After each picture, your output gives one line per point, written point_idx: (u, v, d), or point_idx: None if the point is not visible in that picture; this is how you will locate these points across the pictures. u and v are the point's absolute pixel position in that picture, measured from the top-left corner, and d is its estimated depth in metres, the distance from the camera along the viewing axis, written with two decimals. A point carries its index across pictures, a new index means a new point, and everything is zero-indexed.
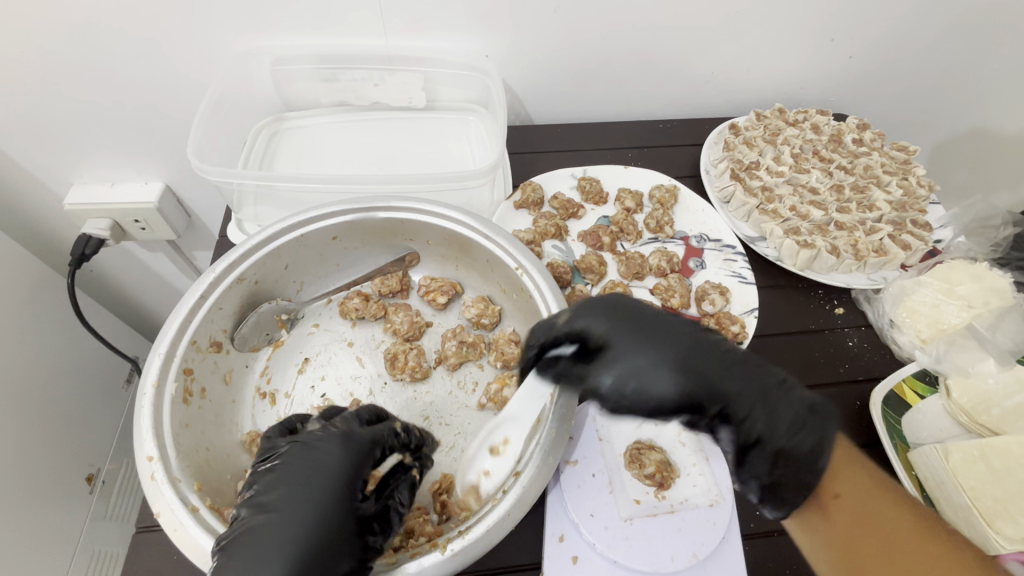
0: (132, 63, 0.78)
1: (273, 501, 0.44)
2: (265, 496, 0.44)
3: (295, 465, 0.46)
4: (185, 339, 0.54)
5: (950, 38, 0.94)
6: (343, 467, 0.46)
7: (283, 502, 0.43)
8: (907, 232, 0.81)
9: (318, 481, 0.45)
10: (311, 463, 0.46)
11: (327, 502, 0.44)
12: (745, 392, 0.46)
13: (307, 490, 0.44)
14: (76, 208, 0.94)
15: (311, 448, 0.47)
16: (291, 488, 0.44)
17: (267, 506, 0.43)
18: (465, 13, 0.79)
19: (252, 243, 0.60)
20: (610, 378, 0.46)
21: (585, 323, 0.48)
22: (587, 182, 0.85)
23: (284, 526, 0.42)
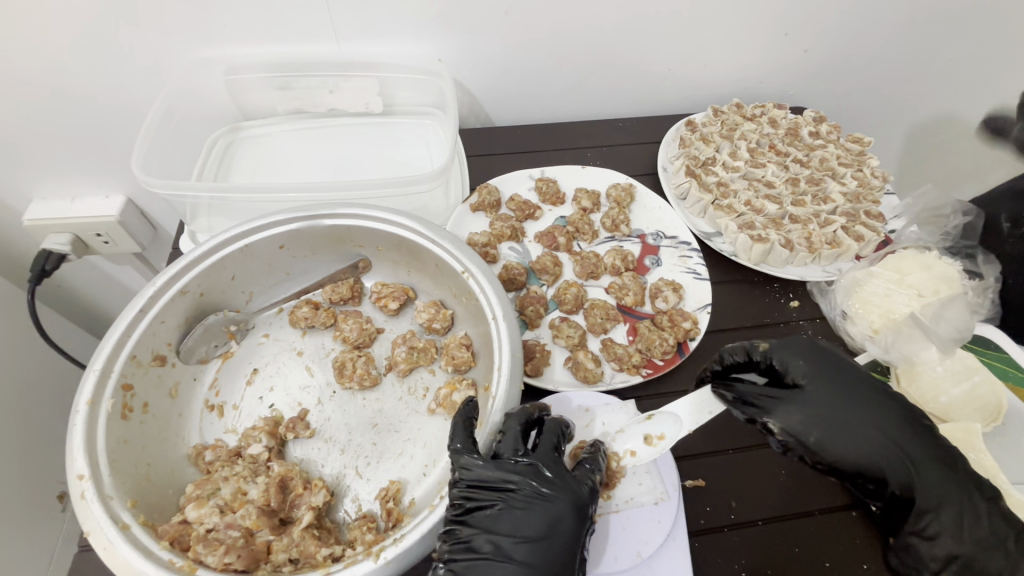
0: (81, 76, 0.77)
1: (516, 544, 0.47)
2: (498, 538, 0.47)
3: (523, 513, 0.48)
4: (124, 354, 0.54)
5: (904, 29, 0.94)
6: (574, 507, 0.49)
7: (525, 532, 0.47)
8: (860, 223, 0.81)
9: (551, 524, 0.47)
10: (540, 508, 0.48)
11: (561, 531, 0.47)
12: (922, 464, 0.51)
13: (549, 534, 0.47)
14: (36, 224, 0.94)
15: (532, 493, 0.49)
16: (522, 528, 0.47)
17: (501, 547, 0.47)
18: (415, 18, 0.79)
19: (194, 255, 0.59)
20: (797, 419, 0.51)
21: (787, 363, 0.55)
22: (544, 183, 0.85)
23: (533, 554, 0.46)
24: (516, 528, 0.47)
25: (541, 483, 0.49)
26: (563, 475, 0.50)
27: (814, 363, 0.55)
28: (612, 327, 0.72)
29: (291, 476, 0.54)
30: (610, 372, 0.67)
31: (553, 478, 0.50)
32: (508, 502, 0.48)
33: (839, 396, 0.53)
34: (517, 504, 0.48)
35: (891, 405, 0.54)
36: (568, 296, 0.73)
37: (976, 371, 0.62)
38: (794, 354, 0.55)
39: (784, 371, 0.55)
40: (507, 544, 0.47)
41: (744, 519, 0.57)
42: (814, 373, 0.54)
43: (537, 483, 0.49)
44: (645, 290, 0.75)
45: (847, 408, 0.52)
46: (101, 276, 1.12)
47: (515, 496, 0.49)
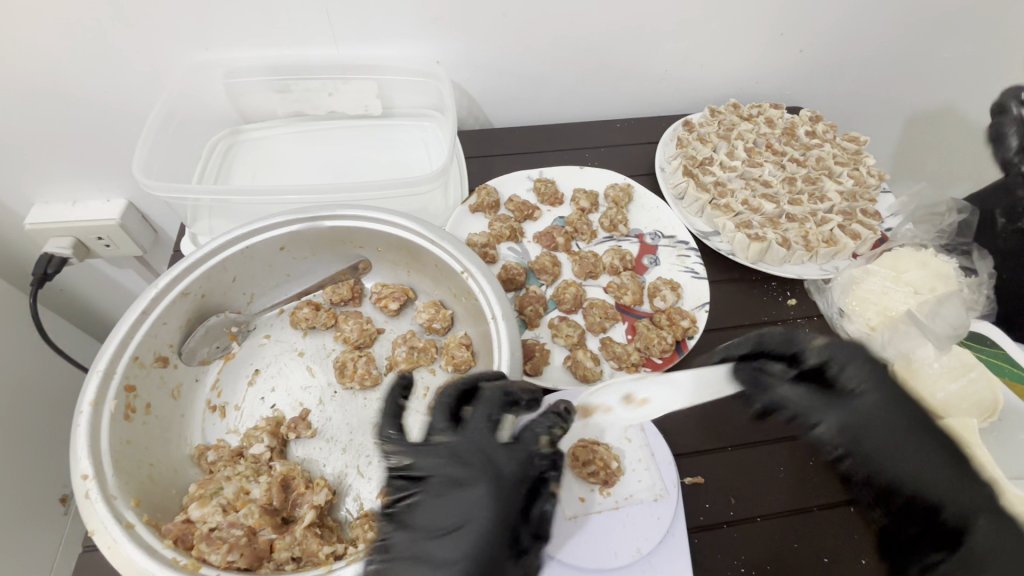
0: (81, 80, 0.77)
1: (423, 534, 0.46)
2: (437, 525, 0.46)
3: (439, 499, 0.47)
4: (126, 355, 0.54)
5: (900, 29, 0.95)
6: (494, 489, 0.47)
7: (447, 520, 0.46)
8: (857, 222, 0.82)
9: (470, 510, 0.46)
10: (460, 493, 0.47)
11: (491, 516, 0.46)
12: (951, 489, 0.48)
13: (467, 518, 0.46)
14: (37, 228, 0.94)
15: (450, 479, 0.48)
16: (437, 510, 0.46)
17: (417, 536, 0.45)
18: (414, 21, 0.80)
19: (195, 257, 0.60)
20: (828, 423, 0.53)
21: (839, 364, 0.54)
22: (543, 184, 0.85)
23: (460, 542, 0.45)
24: (433, 517, 0.46)
25: (464, 467, 0.48)
26: (493, 457, 0.49)
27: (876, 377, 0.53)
28: (611, 326, 0.72)
29: (294, 475, 0.54)
30: (609, 371, 0.67)
31: (478, 459, 0.49)
32: (431, 484, 0.48)
33: (892, 410, 0.51)
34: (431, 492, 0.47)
35: (938, 433, 0.51)
36: (567, 295, 0.73)
37: (971, 368, 0.62)
38: (855, 361, 0.53)
39: (835, 377, 0.54)
40: (422, 530, 0.46)
41: (743, 515, 0.57)
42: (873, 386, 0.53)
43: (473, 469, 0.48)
44: (644, 289, 0.76)
45: (901, 429, 0.51)
46: (103, 279, 1.12)
47: (429, 484, 0.48)
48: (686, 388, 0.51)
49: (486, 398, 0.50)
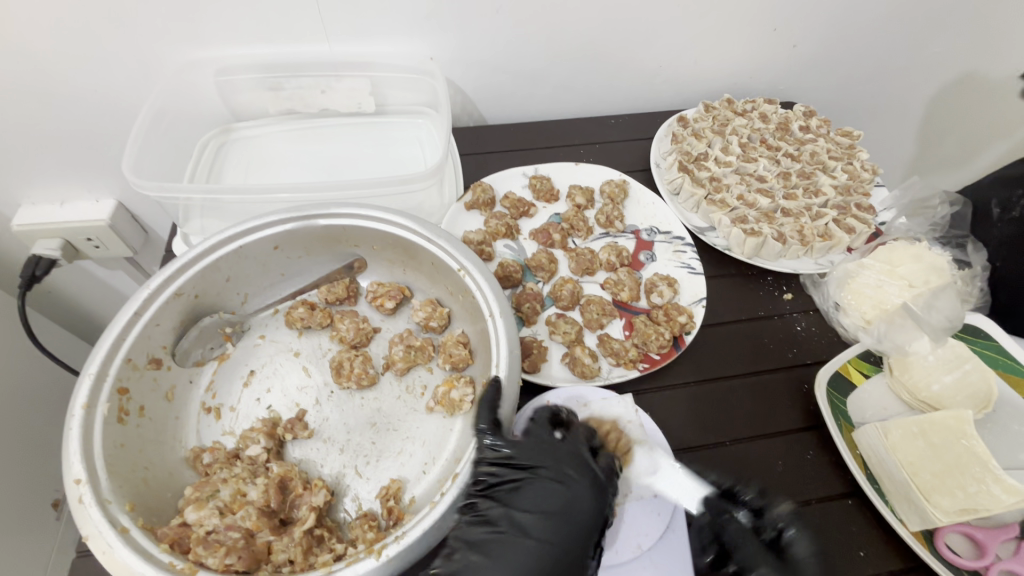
0: (68, 80, 0.76)
1: (535, 520, 0.49)
2: (517, 514, 0.49)
3: (552, 488, 0.51)
4: (119, 357, 0.53)
5: (892, 24, 0.95)
6: (595, 493, 0.50)
7: (541, 504, 0.50)
8: (851, 216, 0.83)
9: (570, 515, 0.49)
10: (562, 491, 0.50)
11: (568, 525, 0.49)
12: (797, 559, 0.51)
13: (569, 517, 0.49)
14: (25, 229, 0.92)
15: (551, 482, 0.51)
16: (536, 522, 0.49)
17: (519, 521, 0.49)
18: (406, 16, 0.79)
19: (188, 258, 0.59)
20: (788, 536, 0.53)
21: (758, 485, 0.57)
22: (538, 180, 0.85)
23: (558, 524, 0.49)
24: (534, 500, 0.50)
25: (562, 466, 0.52)
26: (583, 463, 0.52)
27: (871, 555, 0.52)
28: (608, 322, 0.72)
29: (291, 476, 0.54)
30: (607, 367, 0.67)
31: (570, 466, 0.52)
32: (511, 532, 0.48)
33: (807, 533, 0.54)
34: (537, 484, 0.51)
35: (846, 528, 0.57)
36: (564, 292, 0.73)
37: (966, 360, 0.63)
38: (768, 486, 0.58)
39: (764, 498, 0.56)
40: (526, 509, 0.50)
41: None
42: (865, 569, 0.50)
43: (548, 464, 0.52)
44: (640, 285, 0.76)
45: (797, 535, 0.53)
46: (92, 280, 1.10)
47: (537, 473, 0.52)
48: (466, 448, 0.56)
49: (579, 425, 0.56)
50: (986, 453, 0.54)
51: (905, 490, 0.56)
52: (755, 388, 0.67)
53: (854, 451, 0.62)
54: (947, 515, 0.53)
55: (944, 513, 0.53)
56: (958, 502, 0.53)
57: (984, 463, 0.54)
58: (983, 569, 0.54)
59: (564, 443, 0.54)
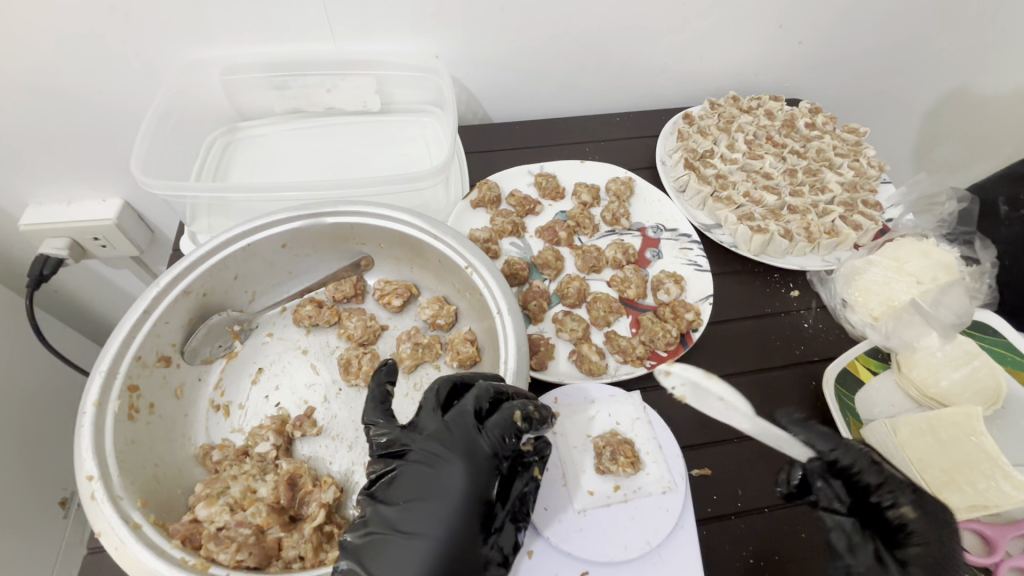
0: (75, 79, 0.76)
1: (404, 511, 0.45)
2: (390, 510, 0.45)
3: (425, 472, 0.47)
4: (129, 355, 0.54)
5: (899, 21, 0.95)
6: (467, 472, 0.46)
7: (418, 494, 0.46)
8: (858, 213, 0.82)
9: (444, 497, 0.45)
10: (430, 476, 0.46)
11: (447, 514, 0.45)
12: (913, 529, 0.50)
13: (441, 503, 0.45)
14: (32, 228, 0.93)
15: (422, 468, 0.47)
16: (407, 512, 0.45)
17: (394, 513, 0.45)
18: (411, 15, 0.79)
19: (195, 256, 0.59)
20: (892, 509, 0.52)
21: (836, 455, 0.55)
22: (544, 178, 0.85)
23: (434, 514, 0.44)
24: (411, 489, 0.46)
25: (438, 444, 0.48)
26: (460, 440, 0.48)
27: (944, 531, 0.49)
28: (615, 319, 0.72)
29: (301, 473, 0.54)
30: (615, 364, 0.67)
31: (447, 449, 0.48)
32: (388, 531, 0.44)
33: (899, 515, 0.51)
34: (412, 470, 0.47)
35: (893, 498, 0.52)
36: (571, 290, 0.73)
37: (975, 357, 0.63)
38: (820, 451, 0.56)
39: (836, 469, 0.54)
40: (397, 500, 0.46)
41: (749, 506, 0.57)
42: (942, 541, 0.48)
43: (421, 448, 0.48)
44: (647, 282, 0.76)
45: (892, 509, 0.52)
46: (99, 279, 1.11)
47: (408, 459, 0.48)
48: None
49: (471, 391, 0.50)
50: (994, 448, 0.52)
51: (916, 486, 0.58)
52: (763, 385, 0.67)
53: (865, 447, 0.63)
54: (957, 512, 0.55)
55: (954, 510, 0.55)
56: (967, 499, 0.55)
57: (994, 459, 0.52)
58: (993, 567, 0.54)
59: (437, 421, 0.49)
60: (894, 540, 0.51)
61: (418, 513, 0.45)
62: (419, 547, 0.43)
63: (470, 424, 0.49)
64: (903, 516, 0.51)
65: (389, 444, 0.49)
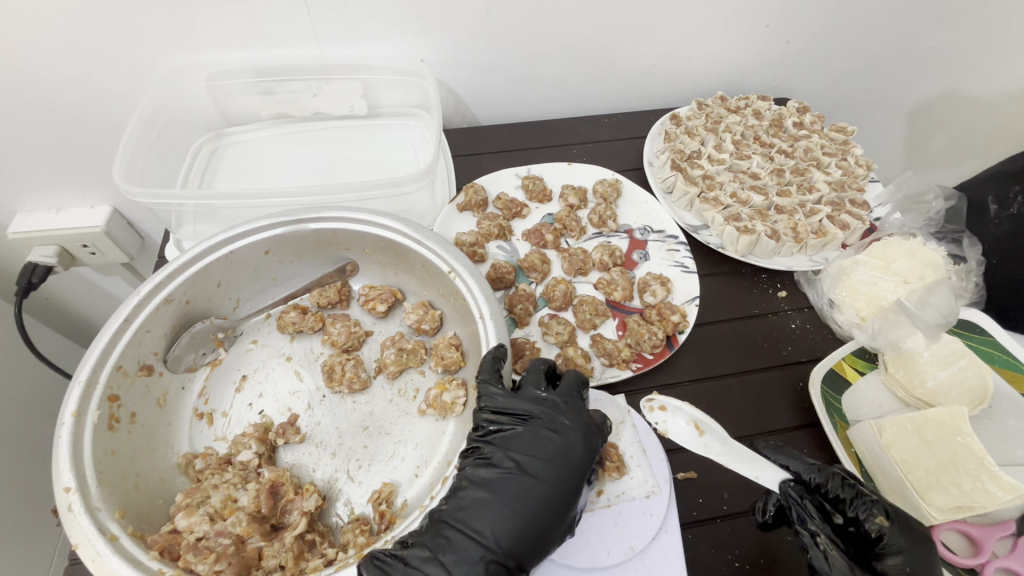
0: (60, 87, 0.76)
1: (532, 463, 0.50)
2: (516, 456, 0.50)
3: (547, 434, 0.51)
4: (109, 364, 0.53)
5: (887, 18, 0.95)
6: (584, 440, 0.51)
7: (541, 450, 0.50)
8: (845, 212, 0.82)
9: (564, 457, 0.50)
10: (556, 437, 0.51)
11: (568, 471, 0.49)
12: (897, 543, 0.49)
13: (563, 462, 0.50)
14: (21, 237, 0.93)
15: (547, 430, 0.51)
16: (530, 463, 0.50)
17: (520, 463, 0.49)
18: (396, 18, 0.79)
19: (177, 263, 0.59)
20: (872, 524, 0.50)
21: (793, 467, 0.55)
22: (531, 181, 0.85)
23: (555, 469, 0.49)
24: (533, 447, 0.51)
25: (558, 412, 0.53)
26: (579, 413, 0.53)
27: (918, 541, 0.49)
28: (601, 322, 0.72)
29: (282, 481, 0.54)
30: (600, 368, 0.67)
31: (567, 417, 0.52)
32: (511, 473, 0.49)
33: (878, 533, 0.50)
34: (533, 431, 0.51)
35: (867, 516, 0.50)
36: (557, 293, 0.73)
37: (962, 356, 0.63)
38: (791, 459, 0.56)
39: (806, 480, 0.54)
40: (522, 453, 0.50)
41: (736, 509, 0.57)
42: (916, 551, 0.48)
43: (542, 413, 0.52)
44: (634, 284, 0.76)
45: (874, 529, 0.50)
46: (90, 287, 1.11)
47: (534, 421, 0.52)
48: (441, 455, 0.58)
49: (567, 375, 0.56)
50: (981, 449, 0.53)
51: (900, 487, 0.57)
52: (748, 386, 0.66)
53: (850, 449, 0.62)
54: (942, 512, 0.54)
55: (939, 510, 0.54)
56: (952, 500, 0.54)
57: (979, 459, 0.53)
58: (979, 567, 0.54)
59: (560, 394, 0.54)
60: (870, 552, 0.51)
61: (541, 466, 0.49)
62: (549, 495, 0.48)
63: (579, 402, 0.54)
64: (881, 531, 0.49)
65: (510, 406, 0.53)
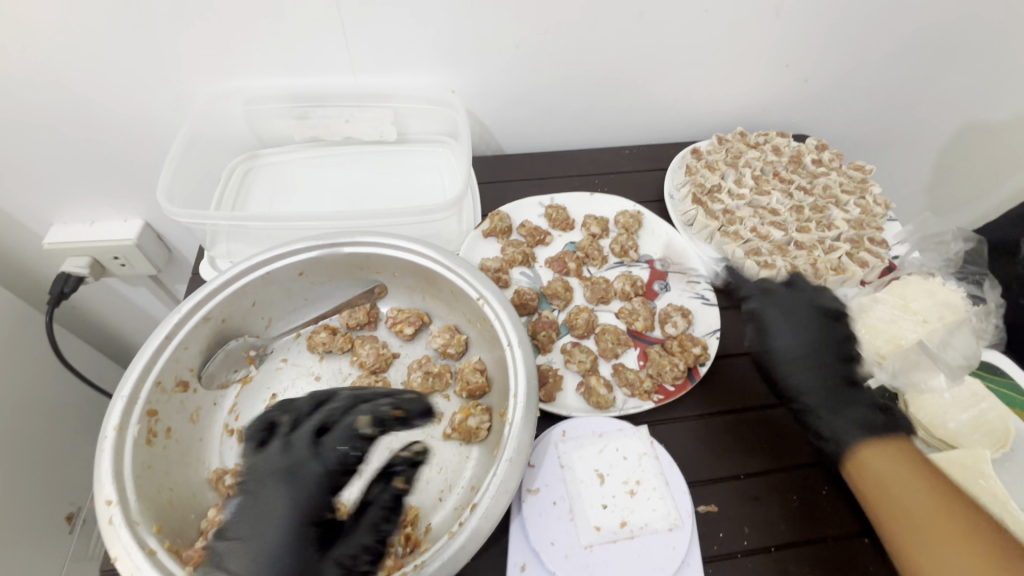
0: (109, 108, 0.80)
1: (245, 512, 0.46)
2: (261, 502, 0.46)
3: (262, 486, 0.47)
4: (150, 379, 0.56)
5: (903, 60, 0.97)
6: (321, 487, 0.48)
7: (261, 487, 0.47)
8: (864, 249, 0.83)
9: (279, 510, 0.46)
10: (278, 488, 0.47)
11: (300, 501, 0.47)
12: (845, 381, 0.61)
13: (263, 522, 0.45)
14: (56, 247, 0.96)
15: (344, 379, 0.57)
16: (253, 498, 0.47)
17: (251, 512, 0.46)
18: (430, 51, 0.82)
19: (217, 283, 0.61)
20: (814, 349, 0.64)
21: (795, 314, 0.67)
22: (554, 210, 0.87)
23: (273, 514, 0.46)
24: (255, 506, 0.46)
25: (291, 468, 0.48)
26: (306, 459, 0.49)
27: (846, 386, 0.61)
28: (623, 352, 0.73)
29: None
30: (622, 398, 0.68)
31: (322, 465, 0.49)
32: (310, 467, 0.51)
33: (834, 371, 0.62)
34: (255, 483, 0.48)
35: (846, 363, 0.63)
36: (579, 320, 0.74)
37: (983, 398, 0.65)
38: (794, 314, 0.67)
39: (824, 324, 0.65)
40: (248, 518, 0.46)
41: (757, 544, 0.58)
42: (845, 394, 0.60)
43: (271, 461, 0.49)
44: (655, 315, 0.77)
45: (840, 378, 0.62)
46: (118, 298, 1.14)
47: (301, 461, 0.49)
48: (463, 482, 0.59)
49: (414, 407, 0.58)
50: (1004, 494, 0.54)
51: None
52: (768, 421, 0.67)
53: None
54: None
55: None
56: None
57: (1004, 505, 0.53)
58: None
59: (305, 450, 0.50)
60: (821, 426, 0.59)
61: (268, 506, 0.46)
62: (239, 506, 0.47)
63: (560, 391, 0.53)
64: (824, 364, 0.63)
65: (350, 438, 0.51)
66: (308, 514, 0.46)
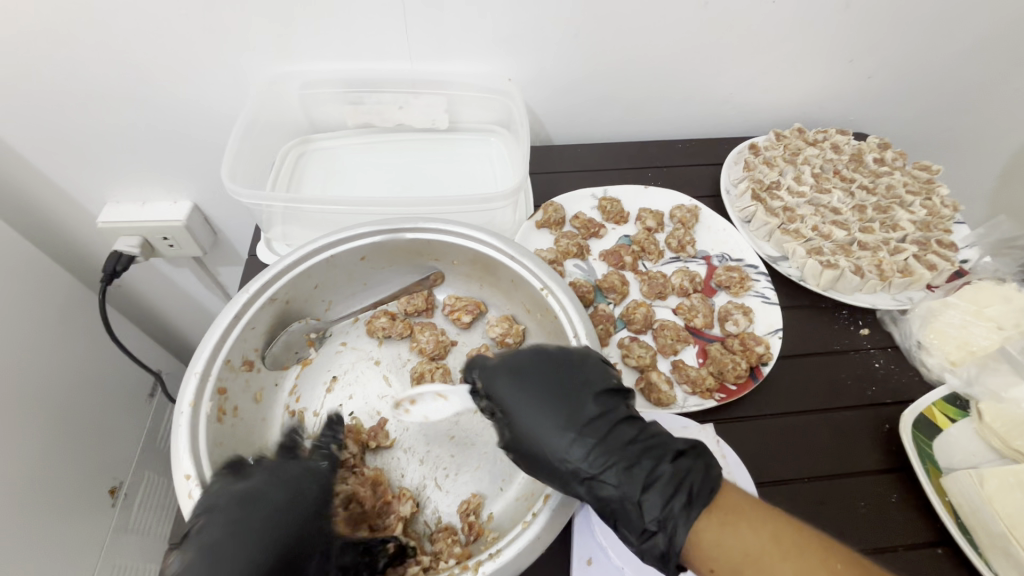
0: (167, 89, 0.81)
1: (221, 531, 0.44)
2: (232, 520, 0.45)
3: (234, 504, 0.46)
4: (220, 358, 0.56)
5: (974, 57, 0.93)
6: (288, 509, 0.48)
7: (233, 505, 0.46)
8: (932, 252, 0.80)
9: (254, 529, 0.46)
10: (252, 506, 0.47)
11: (275, 526, 0.47)
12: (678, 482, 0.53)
13: (238, 538, 0.45)
14: (109, 226, 0.98)
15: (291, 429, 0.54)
16: (226, 515, 0.46)
17: (226, 529, 0.45)
18: (488, 39, 0.81)
19: (283, 264, 0.61)
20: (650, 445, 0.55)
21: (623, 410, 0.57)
22: (608, 202, 0.86)
23: (246, 533, 0.45)
24: (230, 522, 0.45)
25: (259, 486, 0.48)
26: (276, 481, 0.50)
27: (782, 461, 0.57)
28: (682, 348, 0.72)
29: (382, 479, 0.57)
30: (682, 395, 0.67)
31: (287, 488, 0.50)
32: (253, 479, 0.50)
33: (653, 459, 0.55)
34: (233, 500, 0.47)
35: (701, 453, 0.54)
36: (637, 315, 0.73)
37: None
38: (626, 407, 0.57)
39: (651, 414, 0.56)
40: (217, 532, 0.45)
41: None
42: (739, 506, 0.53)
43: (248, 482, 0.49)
44: (714, 312, 0.76)
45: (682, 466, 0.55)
46: (164, 279, 1.16)
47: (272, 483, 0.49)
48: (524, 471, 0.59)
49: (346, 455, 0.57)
50: None
51: (1002, 543, 0.53)
52: (833, 424, 0.65)
53: (944, 498, 0.59)
54: None
55: None
56: None
57: None
58: None
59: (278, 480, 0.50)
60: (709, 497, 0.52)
61: (242, 524, 0.45)
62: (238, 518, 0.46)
63: (590, 354, 0.55)
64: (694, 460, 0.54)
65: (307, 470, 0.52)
66: (279, 531, 0.47)
